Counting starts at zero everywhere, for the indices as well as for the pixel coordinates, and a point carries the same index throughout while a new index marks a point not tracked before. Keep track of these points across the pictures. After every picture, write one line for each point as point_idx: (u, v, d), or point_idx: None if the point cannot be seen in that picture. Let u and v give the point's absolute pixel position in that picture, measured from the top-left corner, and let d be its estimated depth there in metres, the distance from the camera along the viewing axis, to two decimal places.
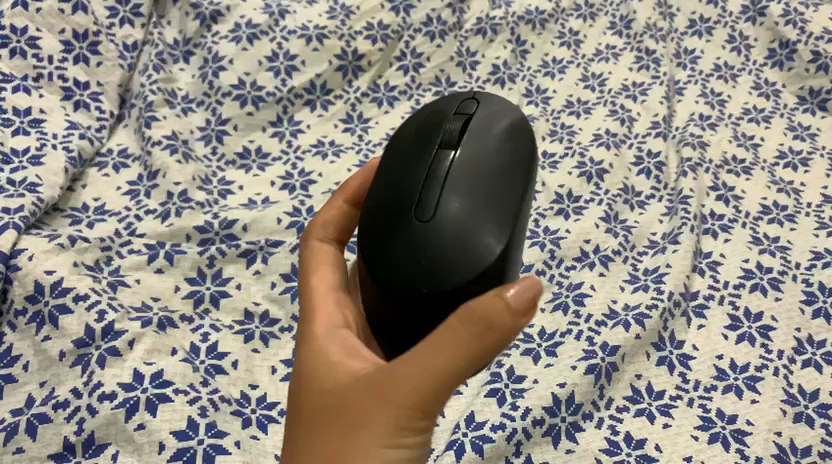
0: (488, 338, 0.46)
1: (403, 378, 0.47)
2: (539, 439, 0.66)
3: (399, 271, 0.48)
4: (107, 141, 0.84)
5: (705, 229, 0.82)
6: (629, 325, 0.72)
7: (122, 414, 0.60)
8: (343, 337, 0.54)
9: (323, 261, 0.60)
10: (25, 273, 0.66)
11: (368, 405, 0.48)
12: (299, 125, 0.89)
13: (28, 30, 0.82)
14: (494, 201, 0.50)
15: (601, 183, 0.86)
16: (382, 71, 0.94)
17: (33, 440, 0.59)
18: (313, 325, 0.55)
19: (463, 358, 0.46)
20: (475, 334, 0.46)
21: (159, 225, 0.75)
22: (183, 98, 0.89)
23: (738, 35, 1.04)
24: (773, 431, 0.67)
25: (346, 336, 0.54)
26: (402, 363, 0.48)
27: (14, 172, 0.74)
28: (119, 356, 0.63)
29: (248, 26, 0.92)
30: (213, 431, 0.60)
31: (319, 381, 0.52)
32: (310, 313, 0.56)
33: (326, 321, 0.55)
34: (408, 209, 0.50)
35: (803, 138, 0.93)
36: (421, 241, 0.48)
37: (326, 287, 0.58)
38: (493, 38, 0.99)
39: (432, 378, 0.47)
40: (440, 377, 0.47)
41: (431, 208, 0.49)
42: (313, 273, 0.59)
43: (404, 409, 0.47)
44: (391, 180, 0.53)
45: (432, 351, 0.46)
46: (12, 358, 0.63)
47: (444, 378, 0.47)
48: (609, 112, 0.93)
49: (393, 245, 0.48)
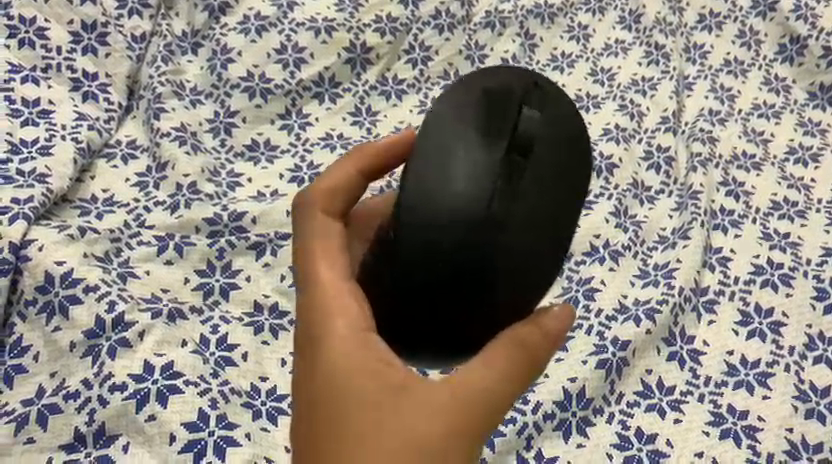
0: (532, 361, 0.48)
1: (466, 396, 0.46)
2: (549, 433, 0.66)
3: (417, 272, 0.50)
4: (116, 132, 0.82)
5: (716, 225, 0.82)
6: (639, 320, 0.72)
7: (132, 406, 0.61)
8: (371, 339, 0.48)
9: (331, 245, 0.52)
10: (35, 265, 0.66)
11: (426, 420, 0.45)
12: (307, 117, 0.88)
13: (37, 21, 0.82)
14: (525, 206, 0.52)
15: (611, 178, 0.85)
16: (391, 64, 0.93)
17: (44, 430, 0.60)
18: (337, 328, 0.48)
19: (512, 378, 0.48)
20: (523, 358, 0.48)
21: (168, 216, 0.75)
22: (191, 90, 0.87)
23: (748, 30, 1.03)
24: (784, 427, 0.68)
25: (373, 338, 0.48)
26: (462, 381, 0.46)
27: (23, 163, 0.74)
28: (129, 348, 0.63)
29: (256, 18, 0.91)
30: (224, 424, 0.61)
31: (356, 392, 0.46)
32: (325, 308, 0.48)
33: (349, 321, 0.48)
34: (443, 199, 0.50)
35: (814, 134, 0.92)
36: (443, 238, 0.50)
37: (341, 277, 0.50)
38: (502, 31, 0.98)
39: (490, 396, 0.46)
40: (497, 394, 0.47)
41: (467, 207, 0.50)
42: (325, 262, 0.51)
43: (466, 427, 0.45)
44: (429, 160, 0.51)
45: (487, 369, 0.47)
46: (22, 349, 0.63)
47: (500, 395, 0.47)
48: (618, 107, 0.93)
49: (414, 240, 0.50)
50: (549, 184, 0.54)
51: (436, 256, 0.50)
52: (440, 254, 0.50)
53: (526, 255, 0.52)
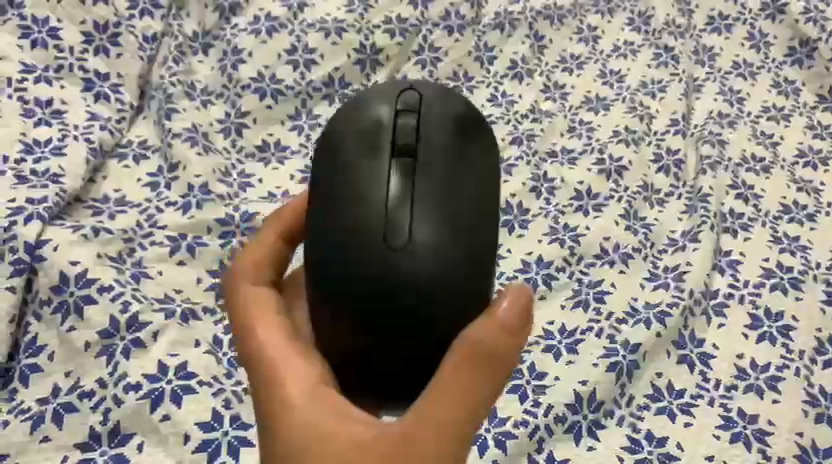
0: (495, 364, 0.48)
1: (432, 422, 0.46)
2: (561, 436, 0.66)
3: (368, 304, 0.50)
4: (127, 132, 0.83)
5: (726, 228, 0.82)
6: (650, 323, 0.72)
7: (147, 406, 0.61)
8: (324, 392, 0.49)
9: (267, 307, 0.55)
10: (50, 264, 0.66)
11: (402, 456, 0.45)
12: (317, 118, 0.88)
13: (50, 22, 0.82)
14: (443, 193, 0.51)
15: (621, 180, 0.85)
16: (400, 65, 0.94)
17: (60, 429, 0.60)
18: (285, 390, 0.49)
19: (482, 386, 0.47)
20: (484, 367, 0.47)
21: (180, 217, 0.75)
22: (202, 90, 0.87)
23: (757, 32, 1.03)
24: (795, 431, 0.68)
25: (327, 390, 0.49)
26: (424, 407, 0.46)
27: (37, 163, 0.75)
28: (144, 348, 0.64)
29: (267, 19, 0.92)
30: (238, 424, 0.62)
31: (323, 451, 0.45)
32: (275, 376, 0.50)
33: (298, 379, 0.49)
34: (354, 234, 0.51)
35: (824, 137, 0.92)
36: (371, 263, 0.51)
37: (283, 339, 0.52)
38: (511, 33, 0.98)
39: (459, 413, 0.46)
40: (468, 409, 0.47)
41: (382, 228, 0.51)
42: (260, 326, 0.53)
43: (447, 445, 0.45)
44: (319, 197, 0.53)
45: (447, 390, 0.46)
46: (37, 348, 0.64)
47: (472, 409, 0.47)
48: (628, 109, 0.93)
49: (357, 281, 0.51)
50: (457, 165, 0.53)
51: (389, 285, 0.50)
52: (394, 282, 0.50)
53: (456, 241, 0.51)
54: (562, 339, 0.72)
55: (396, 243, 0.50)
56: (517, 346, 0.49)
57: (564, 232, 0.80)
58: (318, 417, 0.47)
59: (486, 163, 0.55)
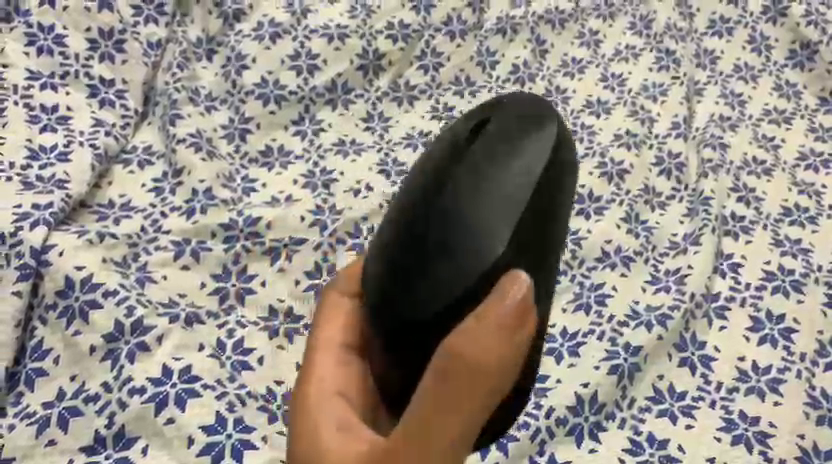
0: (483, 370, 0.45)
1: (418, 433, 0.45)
2: (563, 438, 0.66)
3: (400, 290, 0.48)
4: (132, 138, 0.84)
5: (727, 231, 0.82)
6: (651, 326, 0.73)
7: (152, 409, 0.61)
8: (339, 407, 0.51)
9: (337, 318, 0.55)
10: (56, 269, 0.67)
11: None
12: (320, 123, 0.89)
13: (56, 29, 0.83)
14: (501, 179, 0.48)
15: (622, 184, 0.85)
16: (402, 70, 0.94)
17: (65, 432, 0.61)
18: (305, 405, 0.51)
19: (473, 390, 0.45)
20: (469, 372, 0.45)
21: (184, 221, 0.76)
22: (206, 96, 0.88)
23: (759, 35, 1.03)
24: (796, 433, 0.68)
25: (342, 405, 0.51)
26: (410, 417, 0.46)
27: (42, 169, 0.75)
28: (148, 351, 0.64)
29: (271, 25, 0.92)
30: (241, 426, 0.62)
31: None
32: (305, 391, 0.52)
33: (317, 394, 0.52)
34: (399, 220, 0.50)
35: (825, 139, 0.92)
36: (475, 248, 0.47)
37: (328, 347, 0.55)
38: (513, 38, 0.99)
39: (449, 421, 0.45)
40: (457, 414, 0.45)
41: (423, 208, 0.49)
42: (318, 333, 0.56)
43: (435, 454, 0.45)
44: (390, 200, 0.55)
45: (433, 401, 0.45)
46: (43, 352, 0.64)
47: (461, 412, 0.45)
48: (629, 113, 0.93)
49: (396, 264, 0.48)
50: (507, 151, 0.50)
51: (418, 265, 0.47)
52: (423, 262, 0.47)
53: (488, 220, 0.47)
54: (563, 342, 0.72)
55: (500, 236, 0.47)
56: (512, 342, 0.46)
57: (566, 236, 0.80)
58: (325, 442, 0.49)
59: (568, 182, 0.53)
